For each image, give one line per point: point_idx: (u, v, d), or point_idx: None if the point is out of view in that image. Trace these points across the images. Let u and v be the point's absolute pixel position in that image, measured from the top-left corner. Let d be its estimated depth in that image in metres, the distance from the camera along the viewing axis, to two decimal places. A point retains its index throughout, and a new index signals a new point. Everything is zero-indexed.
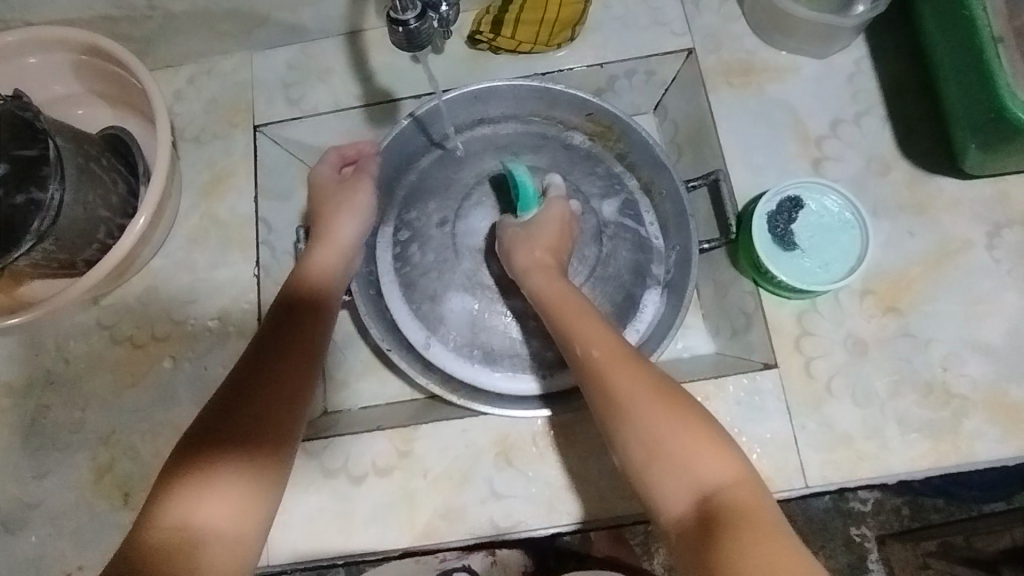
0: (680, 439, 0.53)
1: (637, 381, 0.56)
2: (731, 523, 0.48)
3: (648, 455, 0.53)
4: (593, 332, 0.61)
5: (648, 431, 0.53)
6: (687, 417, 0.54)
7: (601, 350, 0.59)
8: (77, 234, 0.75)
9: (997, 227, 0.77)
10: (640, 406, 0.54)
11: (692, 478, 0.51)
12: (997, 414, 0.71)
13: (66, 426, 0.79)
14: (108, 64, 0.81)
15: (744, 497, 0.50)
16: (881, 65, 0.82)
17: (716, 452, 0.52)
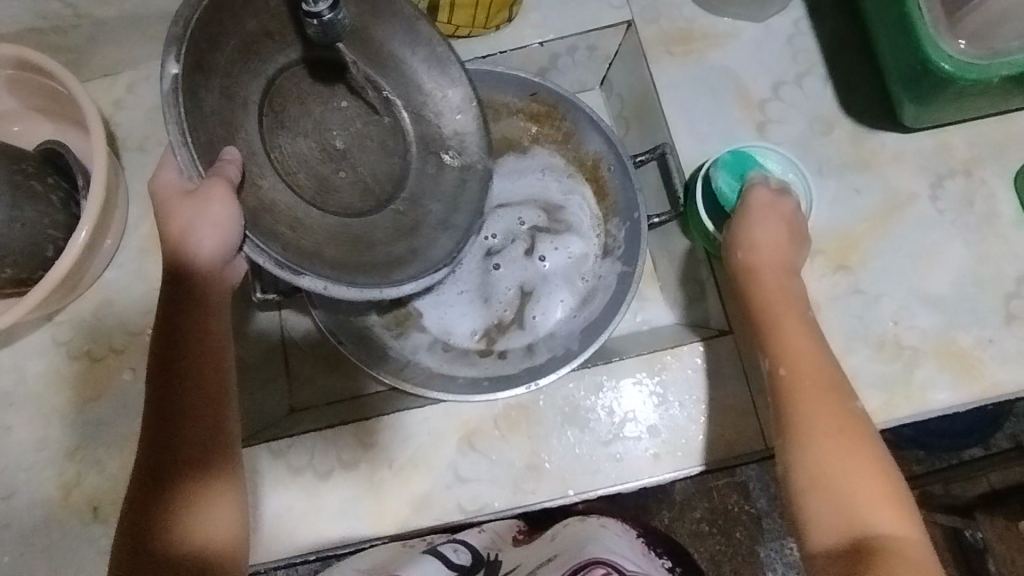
0: (854, 471, 0.54)
1: (824, 406, 0.58)
2: (893, 555, 0.50)
3: (816, 482, 0.55)
4: (786, 344, 0.62)
5: (834, 461, 0.55)
6: (870, 457, 0.55)
7: (790, 368, 0.61)
8: (20, 252, 0.74)
9: (940, 178, 0.77)
10: (820, 431, 0.57)
11: (861, 513, 0.52)
12: (947, 362, 0.73)
13: (29, 445, 0.79)
14: (38, 77, 0.80)
15: (912, 552, 0.50)
16: (819, 25, 0.82)
17: (890, 503, 0.53)
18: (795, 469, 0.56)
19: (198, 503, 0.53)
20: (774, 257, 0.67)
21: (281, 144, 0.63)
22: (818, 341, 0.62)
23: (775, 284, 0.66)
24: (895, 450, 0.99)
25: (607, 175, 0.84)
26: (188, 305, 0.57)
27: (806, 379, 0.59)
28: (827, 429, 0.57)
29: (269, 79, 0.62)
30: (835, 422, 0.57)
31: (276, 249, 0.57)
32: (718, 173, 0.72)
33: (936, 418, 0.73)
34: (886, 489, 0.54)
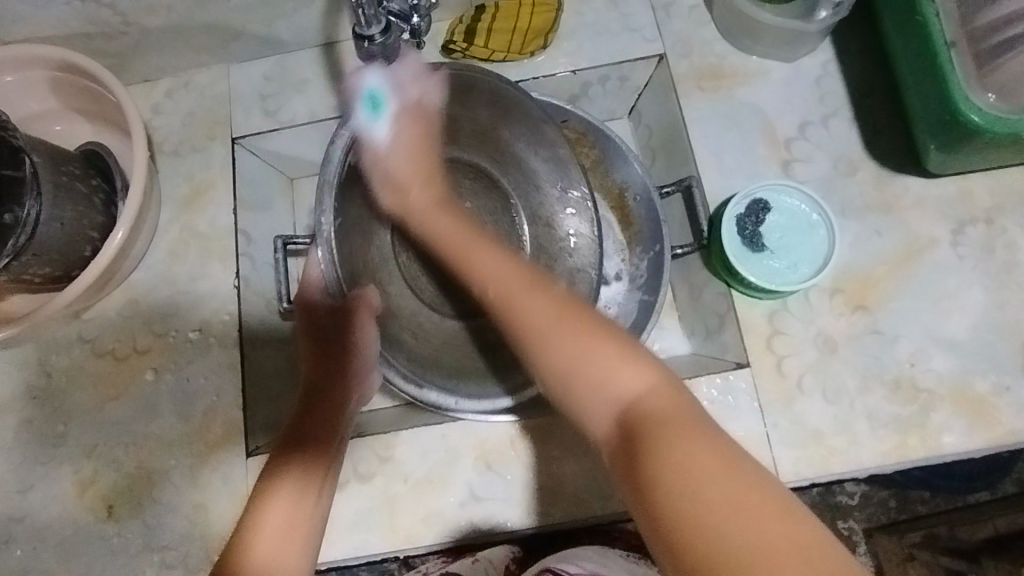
0: (574, 355, 0.47)
1: (539, 305, 0.51)
2: (669, 432, 0.41)
3: (565, 372, 0.47)
4: (483, 267, 0.57)
5: (550, 359, 0.48)
6: (592, 334, 0.48)
7: (490, 276, 0.56)
8: (58, 249, 0.76)
9: (960, 224, 0.78)
10: (535, 322, 0.50)
11: (607, 386, 0.46)
12: (962, 407, 0.73)
13: (49, 439, 0.80)
14: (84, 80, 0.82)
15: (671, 411, 0.43)
16: (847, 68, 0.84)
17: (627, 364, 0.46)
18: (545, 373, 0.49)
19: (281, 491, 0.54)
20: (415, 172, 0.65)
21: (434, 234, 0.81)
22: (505, 257, 0.58)
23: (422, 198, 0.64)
24: (900, 488, 0.97)
25: (632, 207, 0.85)
26: (340, 328, 0.69)
27: (507, 288, 0.54)
28: (549, 323, 0.50)
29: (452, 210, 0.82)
30: (560, 314, 0.50)
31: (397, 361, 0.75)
32: (723, 224, 0.76)
33: (949, 462, 0.73)
34: (621, 353, 0.47)
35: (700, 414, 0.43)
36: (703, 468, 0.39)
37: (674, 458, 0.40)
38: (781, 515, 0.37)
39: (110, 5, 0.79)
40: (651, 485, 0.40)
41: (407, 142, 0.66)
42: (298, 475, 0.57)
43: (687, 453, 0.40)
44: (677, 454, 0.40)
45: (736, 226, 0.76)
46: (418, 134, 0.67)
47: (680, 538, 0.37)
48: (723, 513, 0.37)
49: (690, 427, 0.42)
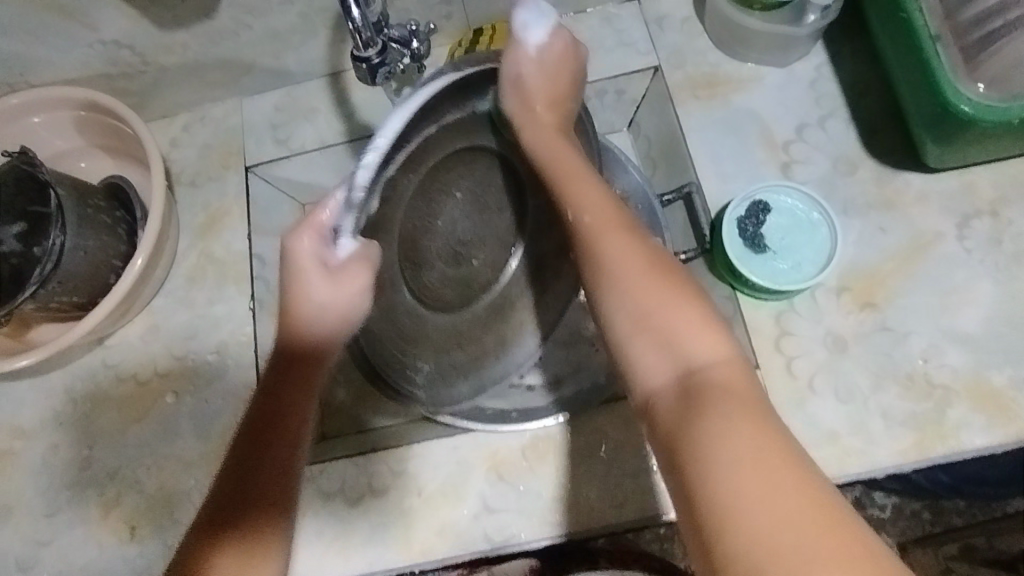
0: (660, 306, 0.48)
1: (623, 245, 0.52)
2: (726, 400, 0.42)
3: (636, 318, 0.48)
4: (579, 193, 0.57)
5: (626, 305, 0.49)
6: (679, 289, 0.49)
7: (588, 212, 0.56)
8: (81, 277, 0.80)
9: (966, 218, 0.78)
10: (622, 271, 0.51)
11: (683, 344, 0.46)
12: (980, 403, 0.72)
13: (75, 463, 0.82)
14: (105, 117, 0.86)
15: (734, 377, 0.44)
16: (841, 70, 0.85)
17: (708, 331, 0.47)
18: (616, 316, 0.50)
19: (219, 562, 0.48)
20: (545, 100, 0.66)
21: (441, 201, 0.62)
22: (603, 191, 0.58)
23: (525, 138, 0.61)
24: (934, 500, 0.96)
25: None
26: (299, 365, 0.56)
27: (597, 215, 0.55)
28: (635, 273, 0.50)
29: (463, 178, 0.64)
30: (645, 267, 0.50)
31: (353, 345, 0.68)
32: (723, 227, 0.77)
33: (971, 459, 0.72)
34: (705, 320, 0.47)
35: (756, 387, 0.44)
36: (754, 454, 0.39)
37: (726, 430, 0.40)
38: (823, 520, 0.36)
39: (130, 46, 0.83)
40: (697, 448, 0.40)
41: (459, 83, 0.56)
42: (240, 550, 0.49)
43: (744, 432, 0.40)
44: (731, 430, 0.40)
45: (736, 229, 0.77)
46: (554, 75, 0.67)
47: (708, 501, 0.38)
48: (759, 497, 0.37)
49: (753, 409, 0.42)
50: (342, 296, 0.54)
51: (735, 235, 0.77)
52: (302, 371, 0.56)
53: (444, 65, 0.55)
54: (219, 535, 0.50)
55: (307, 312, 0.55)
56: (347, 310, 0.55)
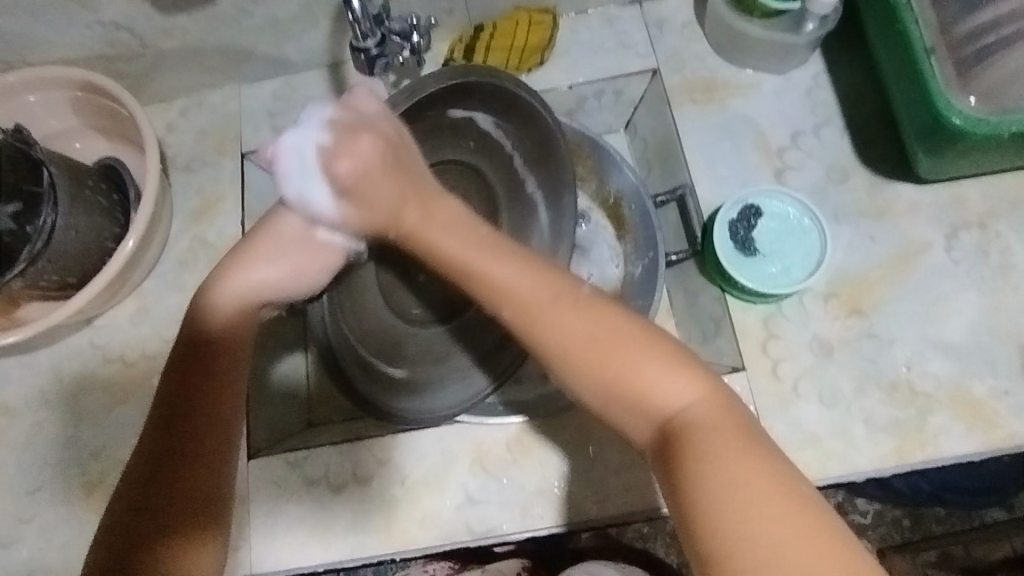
0: (625, 373, 0.43)
1: (574, 319, 0.45)
2: (719, 441, 0.40)
3: (607, 389, 0.43)
4: (497, 252, 0.49)
5: (588, 376, 0.44)
6: (631, 342, 0.44)
7: (519, 279, 0.48)
8: (71, 256, 0.79)
9: (954, 229, 0.79)
10: (577, 350, 0.44)
11: (656, 401, 0.43)
12: (961, 411, 0.73)
13: (58, 442, 0.82)
14: (102, 98, 0.86)
15: (715, 413, 0.42)
16: (837, 80, 0.85)
17: (677, 373, 0.43)
18: (581, 390, 0.45)
19: None
20: (393, 167, 0.55)
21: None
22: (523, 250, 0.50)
23: (417, 216, 0.54)
24: (914, 508, 0.97)
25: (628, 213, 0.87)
26: (225, 343, 0.51)
27: (533, 298, 0.46)
28: (585, 340, 0.44)
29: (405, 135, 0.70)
30: (601, 325, 0.45)
31: (331, 329, 0.75)
32: (715, 229, 0.78)
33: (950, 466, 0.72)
34: (671, 361, 0.44)
35: (731, 407, 0.43)
36: (781, 519, 0.37)
37: (727, 480, 0.38)
38: (839, 547, 0.37)
39: (130, 28, 0.83)
40: (698, 500, 0.38)
41: (365, 164, 0.55)
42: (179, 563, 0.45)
43: (741, 479, 0.38)
44: (730, 480, 0.38)
45: (728, 232, 0.78)
46: (353, 130, 0.55)
47: (752, 571, 0.36)
48: (778, 540, 0.36)
49: (740, 437, 0.41)
50: (269, 279, 0.55)
51: (725, 238, 0.77)
52: (226, 356, 0.51)
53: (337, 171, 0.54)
54: (144, 545, 0.45)
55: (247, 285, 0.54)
56: (269, 287, 0.55)
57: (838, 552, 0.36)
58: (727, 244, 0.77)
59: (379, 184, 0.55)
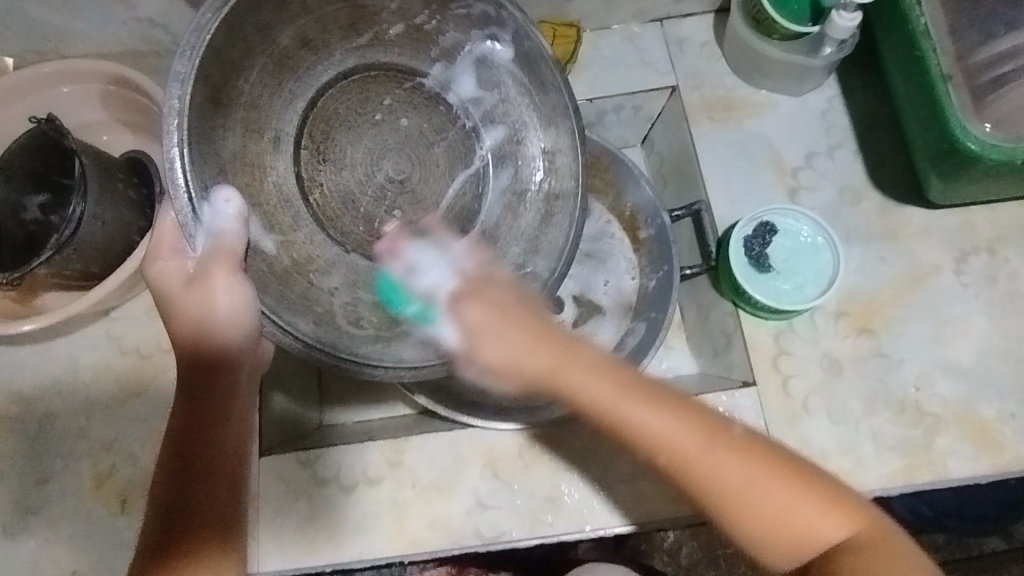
0: (786, 506, 0.45)
1: (738, 462, 0.45)
2: (889, 573, 0.44)
3: (767, 530, 0.46)
4: (652, 418, 0.46)
5: (749, 523, 0.46)
6: (785, 467, 0.46)
7: (665, 447, 0.46)
8: (97, 245, 0.80)
9: (964, 254, 0.80)
10: (733, 489, 0.45)
11: (813, 535, 0.45)
12: (968, 433, 0.74)
13: (71, 432, 0.82)
14: (131, 93, 0.87)
15: (876, 547, 0.45)
16: (852, 104, 0.87)
17: (832, 507, 0.46)
18: (744, 531, 0.46)
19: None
20: (530, 329, 0.51)
21: (231, 153, 0.58)
22: (663, 405, 0.47)
23: (579, 379, 0.48)
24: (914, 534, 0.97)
25: (643, 227, 0.88)
26: (217, 365, 0.52)
27: (684, 450, 0.46)
28: (745, 475, 0.45)
29: (250, 81, 0.59)
30: (751, 464, 0.46)
31: (310, 330, 0.58)
32: (730, 246, 0.79)
33: (955, 487, 0.74)
34: (823, 494, 0.46)
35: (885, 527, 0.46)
36: None
37: None
38: None
39: (162, 26, 0.85)
40: None
41: (477, 327, 0.52)
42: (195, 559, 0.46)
43: (807, 518, 0.45)
44: None
45: (742, 248, 0.79)
46: (512, 314, 0.52)
47: None
48: None
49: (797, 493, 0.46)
50: (241, 294, 0.51)
51: (739, 252, 0.79)
52: (223, 376, 0.52)
53: (464, 314, 0.53)
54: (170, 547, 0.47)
55: (191, 324, 0.51)
56: (243, 309, 0.52)
57: None
58: (743, 259, 0.79)
59: (508, 355, 0.50)
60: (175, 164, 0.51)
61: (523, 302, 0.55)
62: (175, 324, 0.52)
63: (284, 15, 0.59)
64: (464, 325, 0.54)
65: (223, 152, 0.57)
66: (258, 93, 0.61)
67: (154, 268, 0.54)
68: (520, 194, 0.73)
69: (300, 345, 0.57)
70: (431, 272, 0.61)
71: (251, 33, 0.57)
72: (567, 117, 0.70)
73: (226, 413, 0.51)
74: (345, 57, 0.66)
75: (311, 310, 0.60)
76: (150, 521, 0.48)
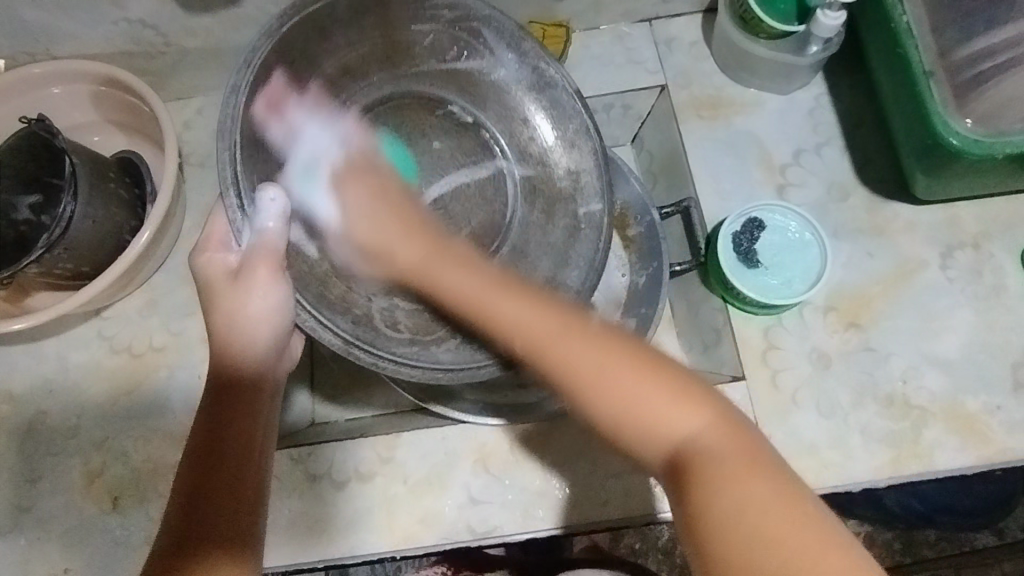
0: (648, 399, 0.45)
1: (599, 352, 0.47)
2: (725, 469, 0.43)
3: (620, 410, 0.45)
4: (507, 323, 0.53)
5: (597, 405, 0.46)
6: (658, 372, 0.46)
7: (523, 328, 0.51)
8: (87, 245, 0.80)
9: (950, 249, 0.81)
10: (595, 361, 0.47)
11: (661, 428, 0.45)
12: (955, 425, 0.75)
13: (62, 431, 0.82)
14: (123, 93, 0.88)
15: (728, 443, 0.44)
16: (839, 102, 0.88)
17: (689, 406, 0.45)
18: (596, 416, 0.46)
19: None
20: (401, 224, 0.63)
21: (276, 169, 0.62)
22: (518, 304, 0.53)
23: (415, 257, 0.62)
24: (906, 531, 0.97)
25: (632, 224, 0.89)
26: (243, 387, 0.55)
27: (535, 336, 0.50)
28: (602, 369, 0.46)
29: (296, 105, 0.63)
30: (625, 366, 0.46)
31: (350, 328, 0.61)
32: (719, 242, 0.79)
33: (942, 479, 0.74)
34: (678, 390, 0.45)
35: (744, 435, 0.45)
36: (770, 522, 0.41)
37: (716, 508, 0.41)
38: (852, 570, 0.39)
39: (154, 26, 0.85)
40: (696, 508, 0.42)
41: (358, 208, 0.64)
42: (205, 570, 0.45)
43: (652, 409, 0.45)
44: (718, 499, 0.42)
45: (731, 244, 0.80)
46: (362, 170, 0.66)
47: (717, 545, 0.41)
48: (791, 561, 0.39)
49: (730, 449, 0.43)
50: (277, 302, 0.56)
51: (728, 248, 0.79)
52: (246, 400, 0.55)
53: (342, 195, 0.64)
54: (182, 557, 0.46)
55: (228, 317, 0.56)
56: (273, 314, 0.57)
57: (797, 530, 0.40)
58: (731, 255, 0.79)
59: (378, 225, 0.63)
60: (225, 167, 0.54)
61: (376, 167, 0.67)
62: (215, 316, 0.57)
63: (326, 43, 0.63)
64: (349, 206, 0.64)
65: (273, 160, 0.60)
66: (306, 116, 0.64)
67: (201, 260, 0.59)
68: (555, 213, 0.72)
69: (338, 342, 0.59)
70: (318, 141, 0.64)
71: (297, 56, 0.61)
72: (589, 136, 0.69)
73: (247, 430, 0.53)
74: (384, 83, 0.69)
75: (350, 312, 0.62)
76: (167, 531, 0.48)
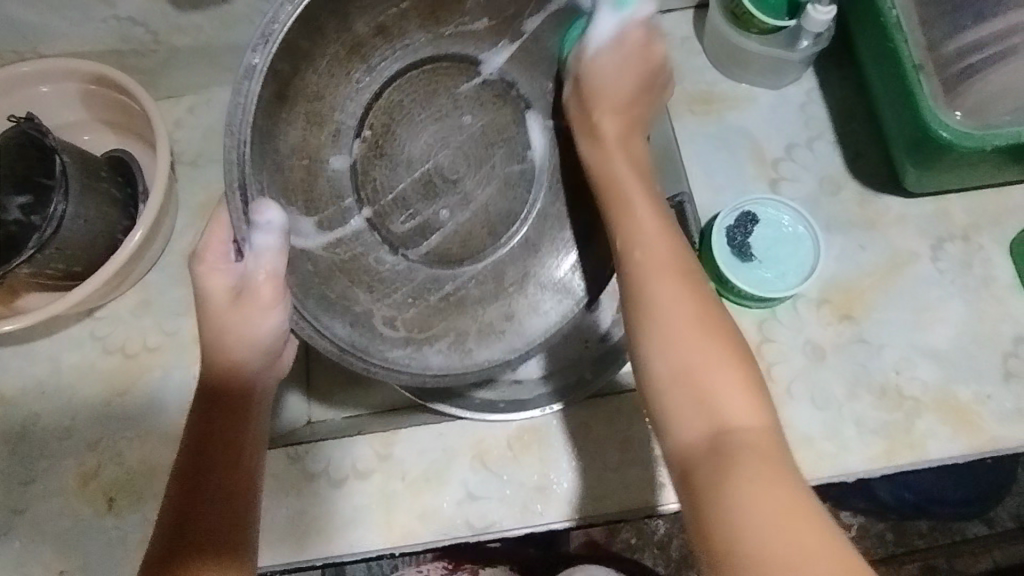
0: (711, 369, 0.49)
1: (689, 305, 0.52)
2: (756, 459, 0.45)
3: (683, 368, 0.49)
4: (635, 232, 0.57)
5: (671, 355, 0.50)
6: (733, 351, 0.50)
7: (642, 251, 0.56)
8: (78, 245, 0.80)
9: (940, 241, 0.82)
10: (675, 317, 0.51)
11: (712, 399, 0.48)
12: (947, 415, 0.75)
13: (55, 433, 0.82)
14: (113, 92, 0.87)
15: (763, 442, 0.46)
16: (830, 96, 0.89)
17: (745, 395, 0.48)
18: (656, 365, 0.51)
19: None
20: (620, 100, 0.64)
21: (290, 146, 0.62)
22: (651, 217, 0.58)
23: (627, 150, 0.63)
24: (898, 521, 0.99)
25: None
26: (230, 398, 0.57)
27: (649, 261, 0.55)
28: (692, 334, 0.50)
29: (316, 73, 0.62)
30: (710, 339, 0.50)
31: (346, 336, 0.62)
32: (713, 236, 0.79)
33: (935, 467, 0.75)
34: (745, 381, 0.49)
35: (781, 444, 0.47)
36: (781, 520, 0.42)
37: (738, 485, 0.43)
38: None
39: (144, 24, 0.85)
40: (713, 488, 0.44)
41: (612, 78, 0.64)
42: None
43: (715, 381, 0.48)
44: (741, 485, 0.43)
45: (725, 238, 0.80)
46: (626, 64, 0.64)
47: (731, 531, 0.42)
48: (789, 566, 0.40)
49: (775, 466, 0.45)
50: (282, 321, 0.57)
51: (721, 242, 0.79)
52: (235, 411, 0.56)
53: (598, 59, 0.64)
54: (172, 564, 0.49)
55: (230, 337, 0.56)
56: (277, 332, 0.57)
57: (798, 529, 0.41)
58: (725, 249, 0.79)
59: (601, 109, 0.64)
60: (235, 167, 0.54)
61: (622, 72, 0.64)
62: (211, 334, 0.57)
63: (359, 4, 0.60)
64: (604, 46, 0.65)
65: (282, 147, 0.61)
66: (323, 85, 0.63)
67: (198, 270, 0.57)
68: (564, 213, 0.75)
69: (333, 350, 0.60)
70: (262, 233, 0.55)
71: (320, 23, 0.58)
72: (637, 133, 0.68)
73: (235, 441, 0.55)
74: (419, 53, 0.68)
75: (348, 312, 0.65)
76: (158, 540, 0.51)
